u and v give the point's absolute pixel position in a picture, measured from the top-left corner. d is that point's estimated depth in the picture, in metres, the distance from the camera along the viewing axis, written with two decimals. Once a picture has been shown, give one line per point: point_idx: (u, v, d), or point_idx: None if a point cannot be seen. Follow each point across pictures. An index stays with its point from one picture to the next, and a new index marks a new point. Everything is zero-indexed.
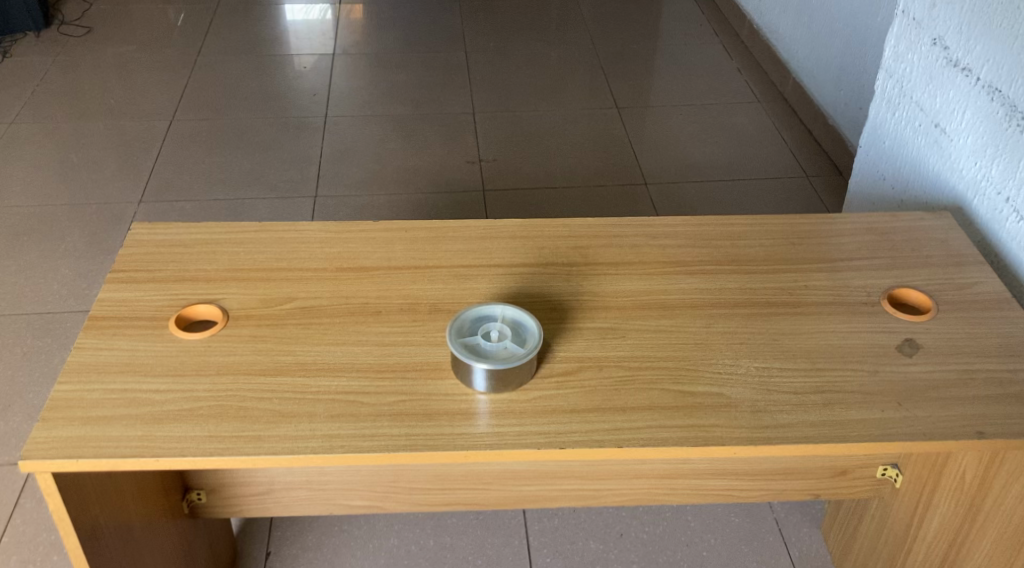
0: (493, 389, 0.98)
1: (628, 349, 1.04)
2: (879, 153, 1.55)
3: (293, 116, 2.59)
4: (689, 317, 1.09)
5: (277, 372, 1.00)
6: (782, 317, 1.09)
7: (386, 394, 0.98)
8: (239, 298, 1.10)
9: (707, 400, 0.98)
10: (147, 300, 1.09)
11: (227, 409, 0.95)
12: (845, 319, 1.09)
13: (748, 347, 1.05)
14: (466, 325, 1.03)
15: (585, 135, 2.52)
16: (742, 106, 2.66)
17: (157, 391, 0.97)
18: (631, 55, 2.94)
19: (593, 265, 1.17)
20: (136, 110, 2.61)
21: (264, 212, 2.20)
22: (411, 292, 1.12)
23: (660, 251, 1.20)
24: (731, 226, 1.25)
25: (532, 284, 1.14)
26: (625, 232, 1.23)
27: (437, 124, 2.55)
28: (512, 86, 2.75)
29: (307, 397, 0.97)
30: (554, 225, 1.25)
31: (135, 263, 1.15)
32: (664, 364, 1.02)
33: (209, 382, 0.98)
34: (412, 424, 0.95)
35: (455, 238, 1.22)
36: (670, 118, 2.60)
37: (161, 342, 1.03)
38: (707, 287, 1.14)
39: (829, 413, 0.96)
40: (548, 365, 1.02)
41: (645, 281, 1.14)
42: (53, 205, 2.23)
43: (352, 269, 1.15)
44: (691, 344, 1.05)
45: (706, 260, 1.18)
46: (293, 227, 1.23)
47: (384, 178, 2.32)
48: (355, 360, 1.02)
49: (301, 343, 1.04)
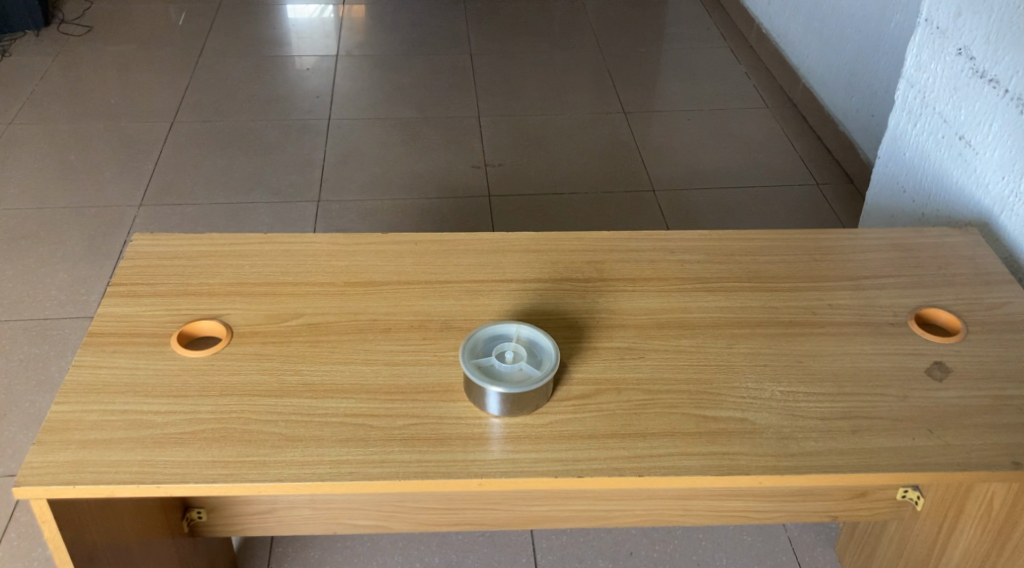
0: (507, 412, 0.94)
1: (648, 370, 1.00)
2: (898, 164, 1.51)
3: (296, 118, 2.55)
4: (710, 338, 1.05)
5: (283, 392, 0.96)
6: (806, 338, 1.05)
7: (396, 417, 0.94)
8: (243, 313, 1.06)
9: (730, 425, 0.94)
10: (148, 316, 1.05)
11: (230, 432, 0.91)
12: (871, 340, 1.05)
13: (771, 369, 1.01)
14: (479, 345, 0.99)
15: (593, 140, 2.48)
16: (751, 112, 2.62)
17: (159, 412, 0.93)
18: (638, 59, 2.90)
19: (609, 281, 1.13)
20: (136, 111, 2.57)
21: (266, 216, 2.16)
22: (422, 308, 1.08)
23: (678, 266, 1.16)
24: (750, 241, 1.21)
25: (547, 300, 1.10)
26: (641, 246, 1.19)
27: (441, 127, 2.51)
28: (517, 89, 2.71)
29: (314, 420, 0.93)
30: (569, 238, 1.21)
31: (136, 275, 1.11)
32: (685, 387, 0.98)
33: (212, 403, 0.95)
34: (424, 450, 0.91)
35: (466, 251, 1.18)
36: (678, 122, 2.57)
37: (163, 361, 0.99)
38: (728, 306, 1.10)
39: (857, 441, 0.92)
40: (565, 387, 0.98)
41: (664, 299, 1.10)
42: (52, 208, 2.19)
43: (361, 284, 1.11)
44: (712, 365, 1.01)
45: (726, 277, 1.14)
46: (299, 239, 1.19)
47: (388, 183, 2.28)
48: (364, 381, 0.98)
49: (307, 362, 1.00)
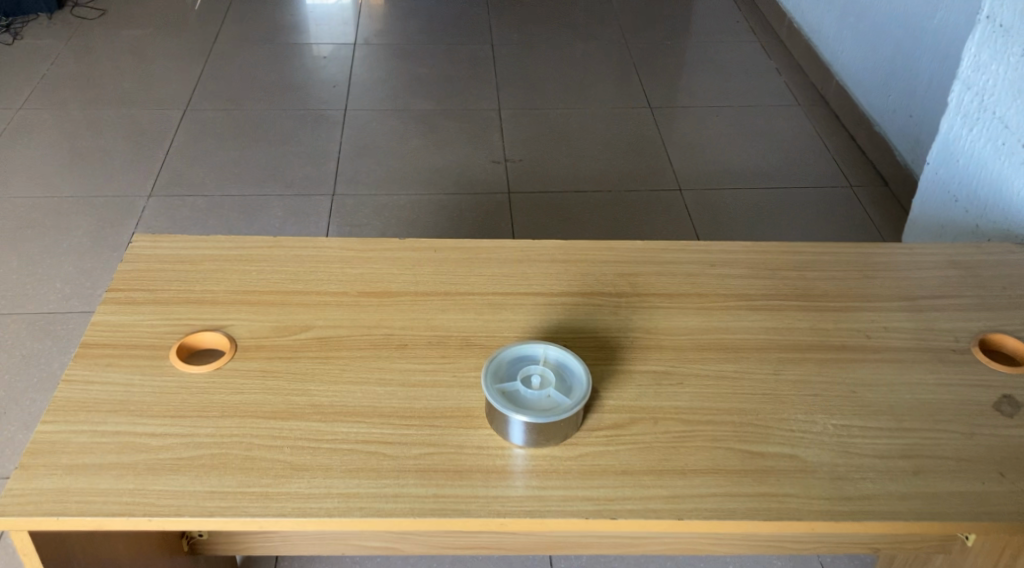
0: (532, 443, 0.86)
1: (689, 398, 0.92)
2: (949, 171, 1.41)
3: (311, 108, 2.47)
4: (755, 362, 0.97)
5: (288, 414, 0.88)
6: (859, 366, 0.96)
7: (410, 445, 0.86)
8: (248, 325, 0.98)
9: (779, 463, 0.86)
10: (147, 326, 0.97)
11: (231, 459, 0.84)
12: (931, 370, 0.96)
13: (822, 400, 0.93)
14: (503, 367, 0.90)
15: (618, 136, 2.38)
16: (782, 109, 2.52)
17: (153, 435, 0.85)
18: (664, 52, 2.80)
19: (644, 296, 1.05)
20: (149, 97, 2.50)
21: (279, 210, 2.08)
22: (441, 322, 1.00)
23: (718, 281, 1.07)
24: (797, 254, 1.12)
25: (576, 316, 1.01)
26: (679, 259, 1.11)
27: (460, 120, 2.42)
28: (539, 82, 2.62)
29: (322, 447, 0.85)
30: (599, 248, 1.12)
31: (135, 280, 1.03)
32: (729, 418, 0.90)
33: (213, 425, 0.87)
34: (440, 484, 0.83)
35: (490, 260, 1.09)
36: (706, 119, 2.47)
37: (159, 377, 0.91)
38: (775, 327, 1.01)
39: (921, 484, 0.84)
40: (595, 415, 0.90)
41: (704, 318, 1.02)
42: (60, 197, 2.12)
43: (375, 294, 1.03)
44: (759, 394, 0.93)
45: (771, 294, 1.06)
46: (310, 244, 1.11)
47: (404, 178, 2.20)
48: (378, 404, 0.90)
49: (316, 380, 0.92)
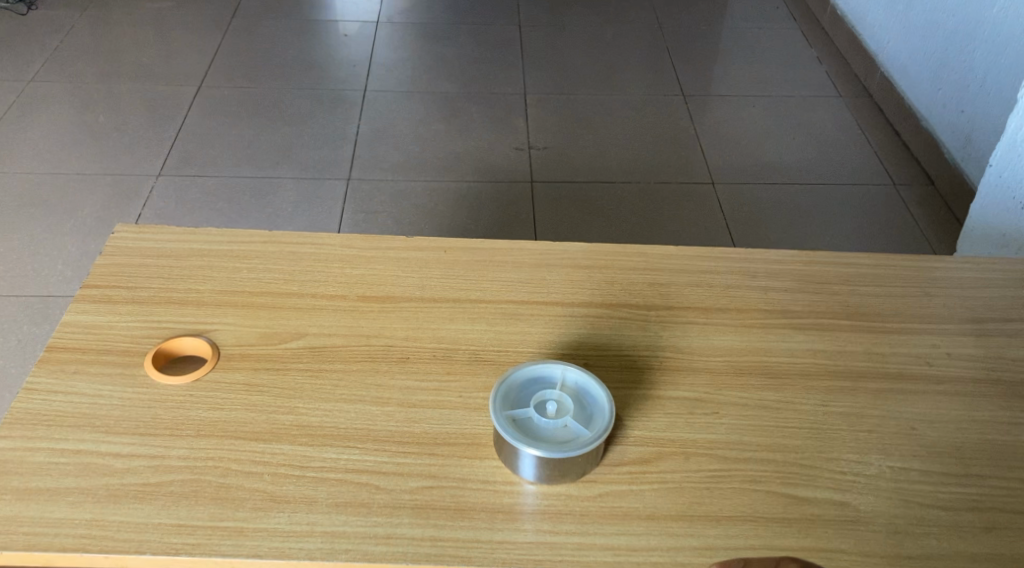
0: (545, 478, 0.76)
1: (725, 431, 0.81)
2: (1016, 175, 1.28)
3: (330, 87, 2.36)
4: (801, 391, 0.86)
5: (270, 436, 0.79)
6: (919, 398, 0.85)
7: (407, 477, 0.76)
8: (235, 330, 0.88)
9: (827, 511, 0.75)
10: (122, 329, 0.87)
11: (204, 486, 0.74)
12: (1001, 406, 0.85)
13: (878, 437, 0.82)
14: (514, 391, 0.79)
15: (649, 125, 2.26)
16: (823, 101, 2.38)
17: (118, 455, 0.76)
18: (699, 38, 2.67)
19: (676, 309, 0.94)
20: (165, 72, 2.41)
21: (291, 194, 1.99)
22: (448, 334, 0.89)
23: (759, 294, 0.96)
24: (847, 266, 1.01)
25: (600, 330, 0.90)
26: (715, 267, 0.99)
27: (483, 104, 2.31)
28: (566, 66, 2.50)
29: (306, 476, 0.76)
30: (626, 252, 1.01)
31: (113, 275, 0.93)
32: (771, 456, 0.79)
33: (187, 446, 0.77)
34: (438, 525, 0.73)
35: (505, 263, 0.99)
36: (743, 108, 2.34)
37: (131, 388, 0.82)
38: (823, 350, 0.90)
39: (991, 544, 0.73)
40: (618, 449, 0.79)
41: (743, 337, 0.91)
42: (66, 174, 2.03)
43: (377, 299, 0.93)
44: (805, 429, 0.82)
45: (820, 311, 0.94)
46: (308, 239, 1.00)
47: (421, 163, 2.09)
48: (372, 427, 0.80)
49: (305, 397, 0.82)
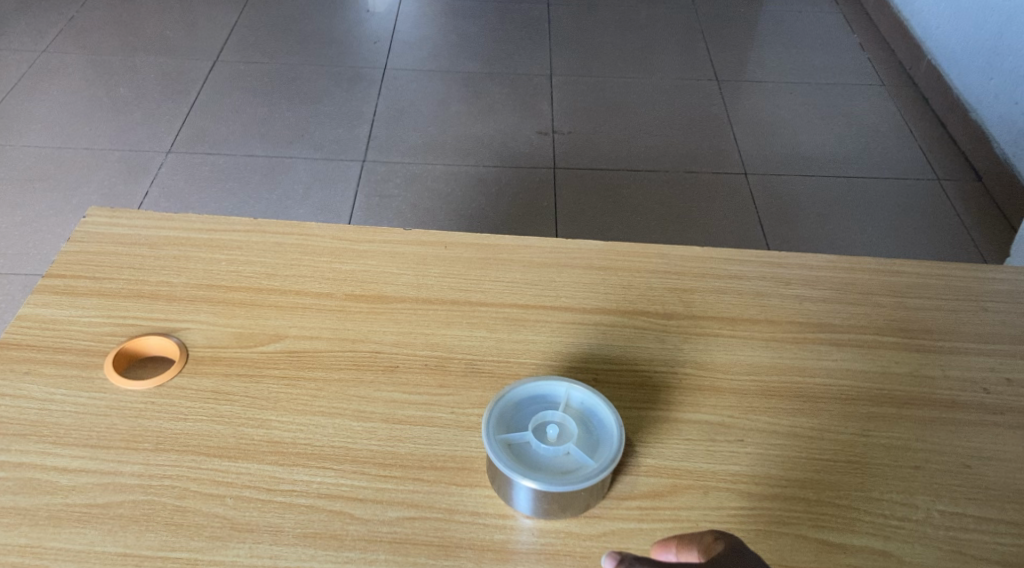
0: (542, 512, 0.67)
1: (750, 462, 0.72)
2: None
3: (350, 65, 2.25)
4: (838, 418, 0.76)
5: (236, 452, 0.70)
6: (975, 431, 0.75)
7: (387, 505, 0.67)
8: (207, 330, 0.80)
9: (866, 562, 0.66)
10: (84, 325, 0.79)
11: (157, 510, 0.66)
12: None
13: (926, 475, 0.72)
14: (512, 411, 0.70)
15: (682, 112, 2.13)
16: (865, 89, 2.25)
17: (64, 471, 0.68)
18: (736, 20, 2.53)
19: (700, 319, 0.84)
20: (183, 44, 2.30)
21: (304, 175, 1.90)
22: (443, 340, 0.80)
23: (794, 304, 0.86)
24: (894, 274, 0.90)
25: (612, 342, 0.81)
26: (746, 272, 0.89)
27: (507, 86, 2.20)
28: (597, 47, 2.38)
29: (273, 500, 0.67)
30: (646, 252, 0.91)
31: (79, 265, 0.85)
32: (802, 494, 0.70)
33: (142, 461, 0.69)
34: (417, 564, 0.64)
35: (511, 262, 0.89)
36: (780, 96, 2.21)
37: (86, 393, 0.73)
38: (864, 370, 0.80)
39: None
40: (627, 480, 0.70)
41: (774, 353, 0.81)
42: (73, 148, 1.93)
43: (366, 298, 0.84)
44: (841, 462, 0.72)
45: (863, 325, 0.84)
46: (296, 229, 0.91)
47: (440, 146, 1.99)
48: (351, 447, 0.71)
49: (278, 409, 0.74)
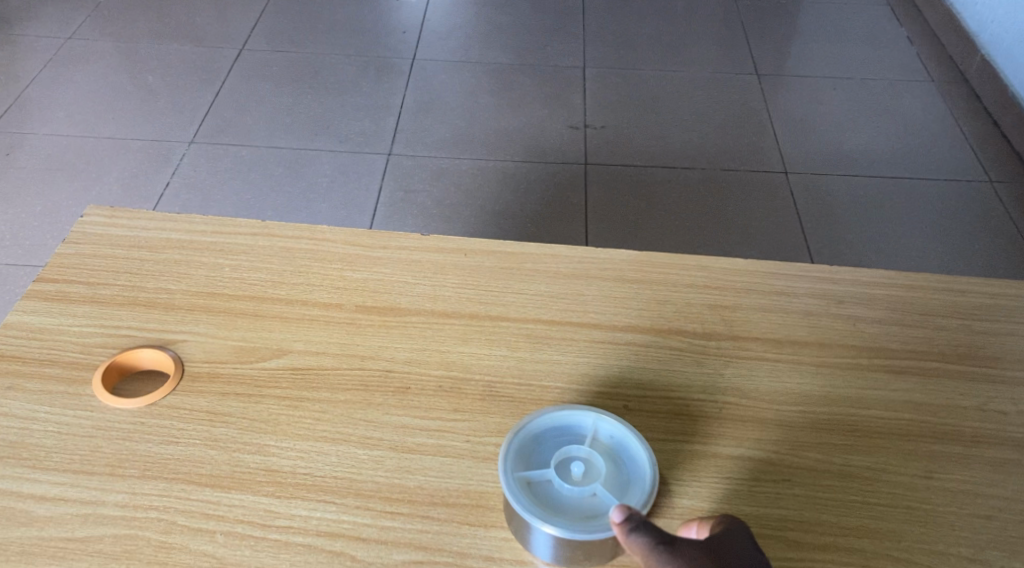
0: (565, 561, 0.60)
1: (797, 506, 0.65)
2: None
3: (377, 55, 2.18)
4: (898, 457, 0.68)
5: (230, 482, 0.64)
6: None
7: (391, 547, 0.61)
8: (205, 343, 0.73)
9: None
10: (73, 335, 0.73)
11: (141, 546, 0.61)
12: None
13: (998, 527, 0.64)
14: (533, 446, 0.63)
15: (721, 108, 2.04)
16: (915, 84, 2.13)
17: (42, 499, 0.63)
18: (778, 11, 2.43)
19: (743, 341, 0.76)
20: (210, 32, 2.24)
21: (329, 168, 1.84)
22: (460, 359, 0.73)
23: (848, 325, 0.77)
24: (959, 293, 0.81)
25: (645, 364, 0.73)
26: (794, 288, 0.81)
27: (540, 78, 2.12)
28: (632, 39, 2.29)
29: (268, 538, 0.61)
30: (684, 262, 0.83)
31: (73, 268, 0.79)
32: (857, 545, 0.63)
33: (126, 490, 0.63)
34: None
35: (536, 272, 0.81)
36: (825, 91, 2.10)
37: (71, 411, 0.68)
38: (927, 403, 0.72)
39: None
40: (659, 524, 0.63)
41: (825, 381, 0.73)
42: (95, 137, 1.89)
43: (377, 310, 0.77)
44: (901, 509, 0.65)
45: (925, 351, 0.76)
46: (305, 232, 0.84)
47: (469, 140, 1.92)
48: (355, 479, 0.65)
49: (276, 433, 0.67)
